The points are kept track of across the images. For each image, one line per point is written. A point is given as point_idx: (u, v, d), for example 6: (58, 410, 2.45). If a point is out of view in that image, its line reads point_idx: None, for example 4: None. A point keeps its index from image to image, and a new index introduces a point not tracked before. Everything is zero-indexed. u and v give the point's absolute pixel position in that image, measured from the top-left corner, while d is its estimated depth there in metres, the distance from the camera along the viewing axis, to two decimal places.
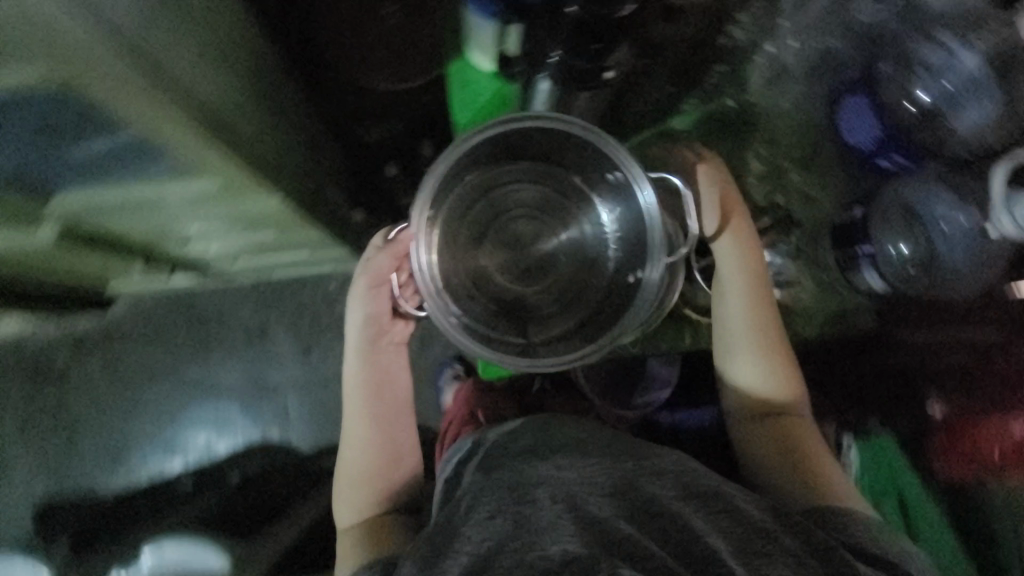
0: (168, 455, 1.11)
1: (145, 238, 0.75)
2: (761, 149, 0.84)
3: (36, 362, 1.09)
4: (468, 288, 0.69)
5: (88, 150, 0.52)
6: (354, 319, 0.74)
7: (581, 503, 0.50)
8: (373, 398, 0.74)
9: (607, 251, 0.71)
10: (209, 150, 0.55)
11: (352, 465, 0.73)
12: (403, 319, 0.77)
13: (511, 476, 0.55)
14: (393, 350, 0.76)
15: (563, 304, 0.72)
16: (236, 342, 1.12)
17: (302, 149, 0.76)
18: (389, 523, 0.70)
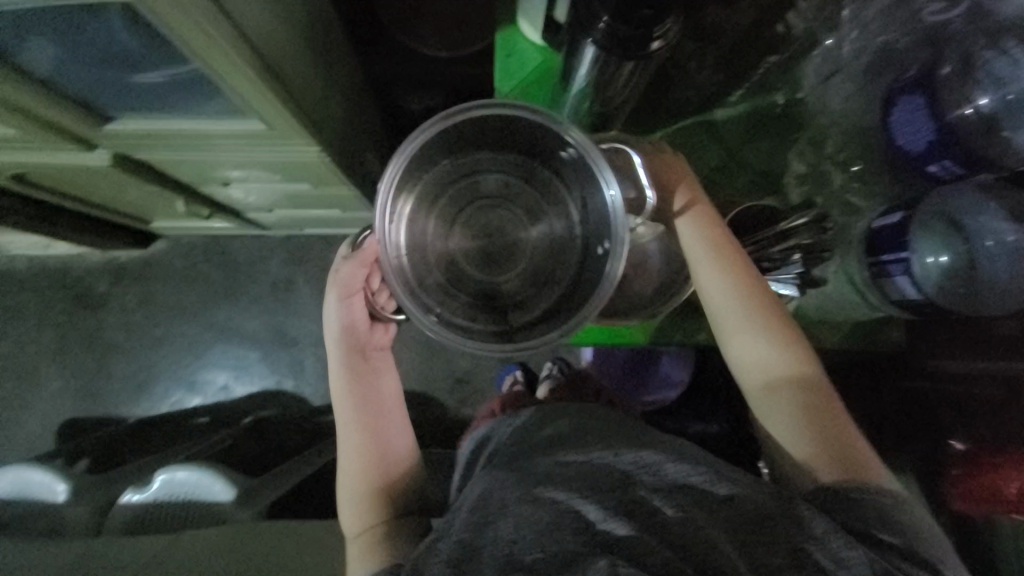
0: (188, 392, 1.15)
1: (197, 174, 0.79)
2: (843, 121, 0.60)
3: (78, 286, 1.16)
4: (421, 288, 0.55)
5: (151, 76, 0.56)
6: (331, 331, 0.63)
7: (580, 501, 0.45)
8: (358, 410, 0.62)
9: (572, 237, 0.57)
10: (266, 94, 0.57)
11: (348, 479, 0.60)
12: (382, 325, 0.66)
13: (506, 478, 0.50)
14: (377, 359, 0.65)
15: (533, 290, 0.59)
16: (258, 288, 1.16)
17: (343, 102, 0.77)
18: (392, 535, 0.57)
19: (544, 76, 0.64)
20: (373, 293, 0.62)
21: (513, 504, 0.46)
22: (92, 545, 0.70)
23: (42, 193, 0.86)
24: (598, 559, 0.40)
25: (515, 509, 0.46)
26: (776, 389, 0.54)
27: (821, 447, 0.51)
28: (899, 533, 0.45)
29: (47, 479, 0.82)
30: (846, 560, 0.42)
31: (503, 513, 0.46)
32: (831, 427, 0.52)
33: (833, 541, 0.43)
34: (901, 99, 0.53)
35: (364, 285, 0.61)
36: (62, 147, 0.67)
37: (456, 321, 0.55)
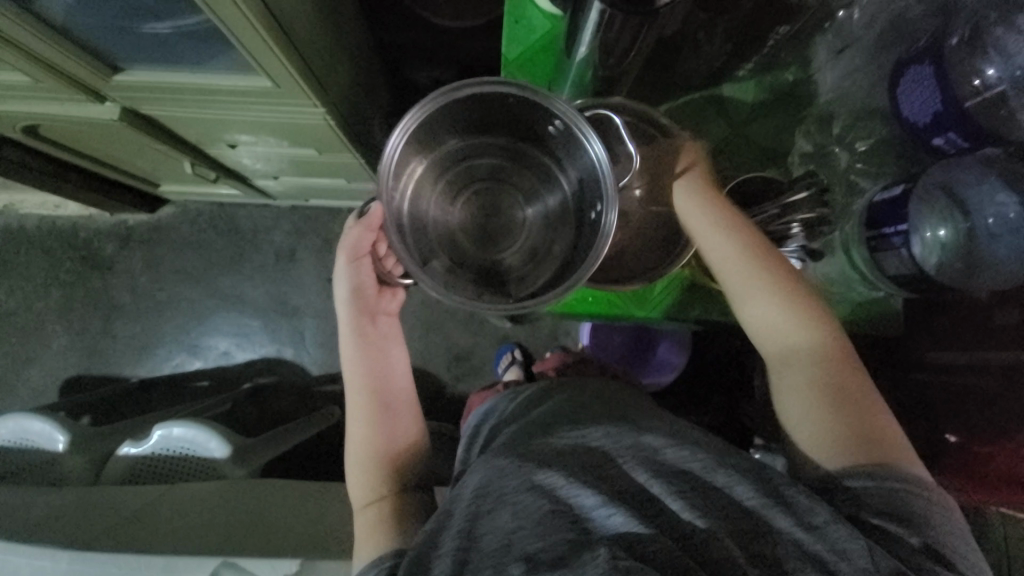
0: (190, 356, 1.17)
1: (201, 135, 0.80)
2: (848, 102, 0.60)
3: (86, 247, 1.17)
4: (424, 254, 0.56)
5: (161, 26, 0.57)
6: (340, 297, 0.62)
7: (570, 487, 0.44)
8: (367, 375, 0.61)
9: (569, 210, 0.59)
10: (281, 61, 0.58)
11: (355, 445, 0.59)
12: (391, 292, 0.65)
13: (502, 461, 0.47)
14: (384, 325, 0.64)
15: (536, 262, 0.61)
16: (261, 257, 1.17)
17: (350, 67, 0.77)
18: (401, 509, 0.55)
19: (545, 47, 0.64)
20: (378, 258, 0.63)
21: (514, 492, 0.44)
22: (92, 494, 0.71)
23: (55, 149, 0.87)
24: (598, 549, 0.38)
25: (518, 498, 0.44)
26: (795, 379, 0.52)
27: (842, 438, 0.48)
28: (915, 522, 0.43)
29: (46, 429, 0.81)
30: (846, 551, 0.40)
31: (503, 500, 0.44)
32: (854, 417, 0.49)
33: (834, 532, 0.41)
34: (910, 69, 0.52)
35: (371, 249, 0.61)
36: (73, 98, 0.67)
37: (456, 285, 0.56)
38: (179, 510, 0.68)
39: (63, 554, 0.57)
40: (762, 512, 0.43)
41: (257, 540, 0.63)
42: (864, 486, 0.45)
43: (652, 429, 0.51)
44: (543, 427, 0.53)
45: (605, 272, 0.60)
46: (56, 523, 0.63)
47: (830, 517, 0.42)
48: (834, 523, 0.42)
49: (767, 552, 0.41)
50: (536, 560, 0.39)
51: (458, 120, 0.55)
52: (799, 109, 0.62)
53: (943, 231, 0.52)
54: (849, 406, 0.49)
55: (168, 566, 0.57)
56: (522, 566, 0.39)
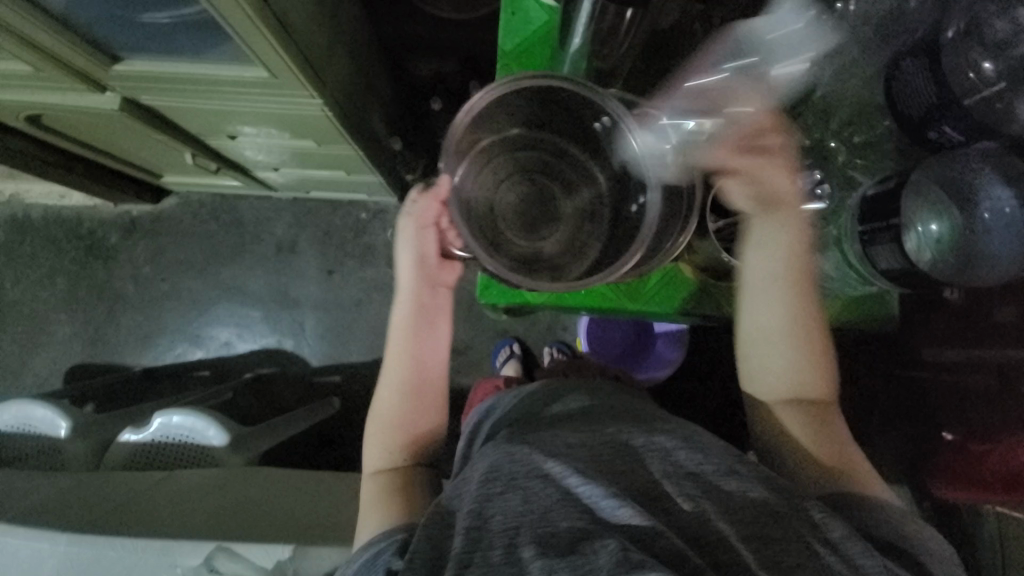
0: (191, 346, 1.18)
1: (204, 125, 0.80)
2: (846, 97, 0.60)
3: (90, 237, 1.19)
4: (472, 232, 0.53)
5: (160, 16, 0.58)
6: (403, 262, 0.61)
7: (576, 478, 0.44)
8: (412, 343, 0.60)
9: (604, 203, 0.59)
10: (282, 53, 0.58)
11: (384, 409, 0.60)
12: (451, 265, 0.62)
13: (515, 448, 0.47)
14: (441, 300, 0.62)
15: (572, 252, 0.58)
16: (262, 249, 1.18)
17: (348, 59, 0.77)
18: (413, 484, 0.56)
19: (543, 38, 0.64)
20: (441, 231, 0.60)
21: (524, 478, 0.45)
22: (93, 479, 0.72)
23: (57, 139, 0.88)
24: (608, 541, 0.38)
25: (528, 484, 0.44)
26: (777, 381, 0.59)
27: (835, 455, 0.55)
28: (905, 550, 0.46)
29: (48, 415, 0.82)
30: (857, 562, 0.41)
31: (513, 485, 0.44)
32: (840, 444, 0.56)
33: (849, 547, 0.42)
34: (905, 61, 0.52)
35: (435, 221, 0.60)
36: (75, 88, 0.68)
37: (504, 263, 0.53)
38: (175, 496, 0.69)
39: (61, 536, 0.58)
40: (777, 515, 0.43)
41: (253, 526, 0.64)
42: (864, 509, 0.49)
43: (664, 430, 0.51)
44: (553, 419, 0.53)
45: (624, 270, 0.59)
46: (57, 507, 0.63)
47: (846, 532, 0.43)
48: (848, 539, 0.42)
49: (776, 560, 0.40)
50: (540, 551, 0.39)
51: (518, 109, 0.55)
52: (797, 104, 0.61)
53: (935, 226, 0.52)
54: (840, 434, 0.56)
55: (167, 549, 0.59)
56: (535, 550, 0.39)
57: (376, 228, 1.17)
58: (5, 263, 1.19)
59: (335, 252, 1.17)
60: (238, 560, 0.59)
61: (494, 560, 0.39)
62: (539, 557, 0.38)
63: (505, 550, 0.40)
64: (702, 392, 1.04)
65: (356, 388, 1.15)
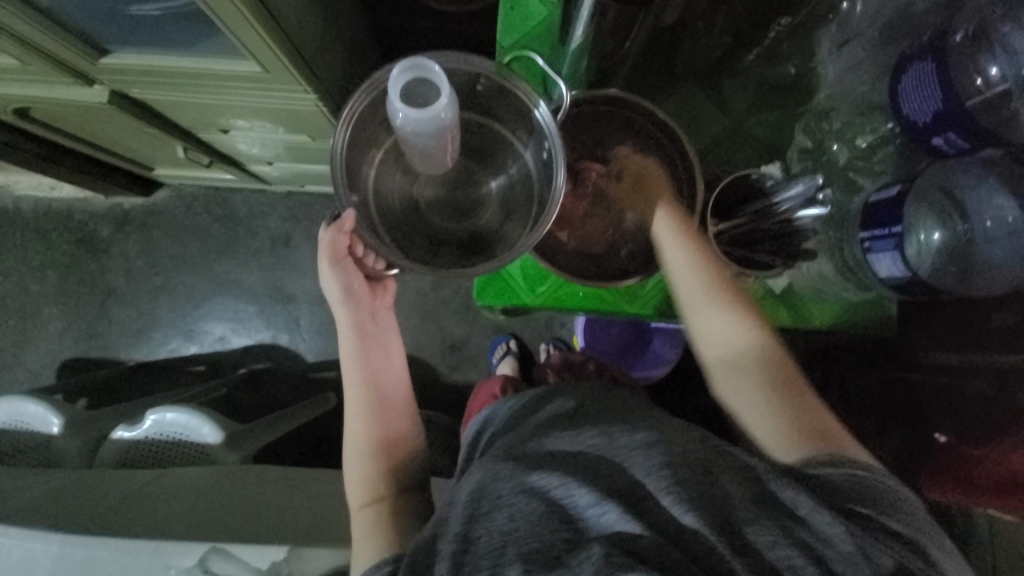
0: (185, 341, 1.17)
1: (186, 119, 0.78)
2: (850, 99, 0.59)
3: (82, 230, 1.17)
4: (401, 242, 0.56)
5: (147, 8, 0.56)
6: (332, 299, 0.59)
7: (556, 487, 0.42)
8: (364, 368, 0.59)
9: (529, 176, 0.58)
10: (275, 49, 0.57)
11: (356, 440, 0.57)
12: (382, 287, 0.62)
13: (500, 464, 0.45)
14: (384, 322, 0.62)
15: (521, 221, 0.58)
16: (257, 243, 1.16)
17: (342, 49, 0.75)
18: (398, 512, 0.53)
19: (543, 32, 0.62)
20: (358, 259, 0.59)
21: (509, 495, 0.42)
22: (87, 477, 0.71)
23: (46, 130, 0.86)
24: (593, 549, 0.37)
25: (512, 499, 0.42)
26: (736, 371, 0.50)
27: (796, 427, 0.47)
28: (901, 519, 0.41)
29: (40, 411, 0.81)
30: (834, 542, 0.38)
31: (498, 503, 0.42)
32: (803, 407, 0.48)
33: (816, 518, 0.39)
34: (911, 67, 0.51)
35: (349, 250, 0.58)
36: (59, 80, 0.66)
37: (446, 254, 0.58)
38: (169, 496, 0.68)
39: (53, 535, 0.59)
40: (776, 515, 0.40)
41: (249, 526, 0.63)
42: (821, 471, 0.43)
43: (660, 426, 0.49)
44: (541, 425, 0.50)
45: (589, 264, 0.60)
46: (47, 508, 0.63)
47: (820, 510, 0.40)
48: (826, 519, 0.39)
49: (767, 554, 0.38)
50: (531, 561, 0.37)
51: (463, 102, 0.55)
52: (795, 108, 0.61)
53: (937, 235, 0.51)
54: (794, 394, 0.49)
55: (157, 550, 0.59)
56: (519, 566, 0.37)
57: None
58: None
59: None
60: (233, 560, 0.59)
61: None
62: None
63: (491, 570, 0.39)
64: (700, 392, 1.04)
65: None
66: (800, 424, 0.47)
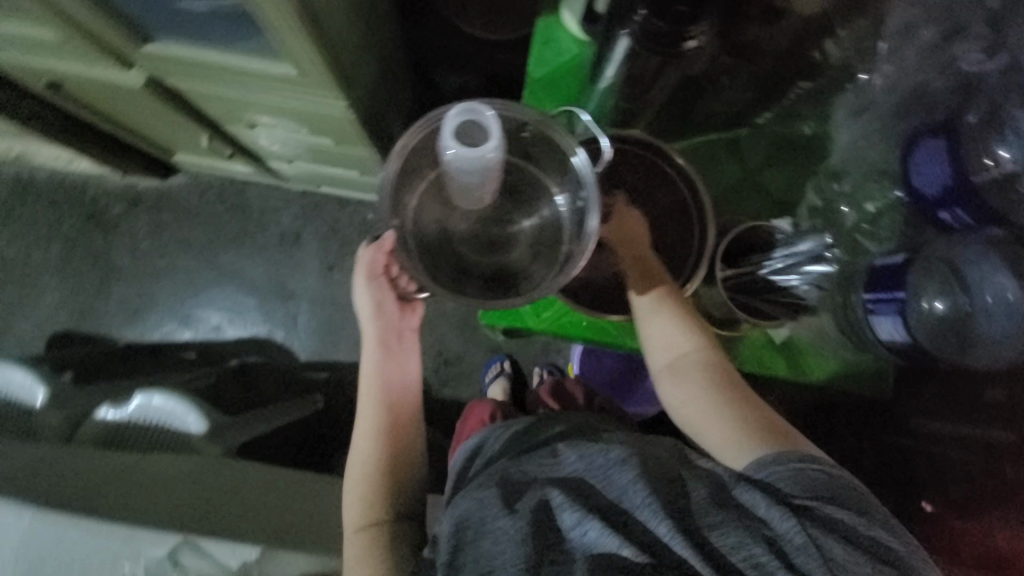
0: (180, 326, 1.16)
1: (215, 110, 0.80)
2: (863, 164, 0.61)
3: (94, 205, 1.18)
4: (433, 267, 0.55)
5: (196, 4, 0.57)
6: (363, 315, 0.61)
7: (540, 508, 0.42)
8: (379, 388, 0.60)
9: (559, 224, 0.56)
10: (315, 56, 0.59)
11: (361, 458, 0.57)
12: (411, 308, 0.63)
13: (485, 491, 0.45)
14: (407, 343, 0.63)
15: (551, 262, 0.56)
16: (266, 237, 1.17)
17: (375, 61, 0.77)
18: (394, 539, 0.54)
19: (572, 69, 0.65)
20: (392, 279, 0.61)
21: (494, 520, 0.42)
22: (66, 454, 0.70)
23: (75, 107, 0.88)
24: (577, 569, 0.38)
25: (496, 525, 0.42)
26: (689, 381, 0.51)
27: (747, 431, 0.48)
28: (849, 505, 0.41)
29: (26, 381, 0.82)
30: (790, 542, 0.38)
31: (483, 530, 0.42)
32: (755, 410, 0.49)
33: (773, 517, 0.40)
34: (924, 142, 0.53)
35: (386, 270, 0.60)
36: (99, 61, 0.68)
37: (470, 287, 0.55)
38: (146, 482, 0.67)
39: (26, 511, 0.57)
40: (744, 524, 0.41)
41: (225, 517, 0.63)
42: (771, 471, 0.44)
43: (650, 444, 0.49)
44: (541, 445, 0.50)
45: (596, 297, 0.61)
46: (21, 481, 0.62)
47: (779, 507, 0.40)
48: (783, 516, 0.39)
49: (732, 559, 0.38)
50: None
51: None
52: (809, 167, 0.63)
53: (941, 303, 0.52)
54: (746, 400, 0.50)
55: (130, 539, 0.58)
56: None
57: None
58: (4, 221, 1.18)
59: (338, 248, 1.16)
60: (203, 555, 0.59)
61: None
62: None
63: None
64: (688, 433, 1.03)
65: (345, 386, 1.14)
66: (750, 427, 0.48)
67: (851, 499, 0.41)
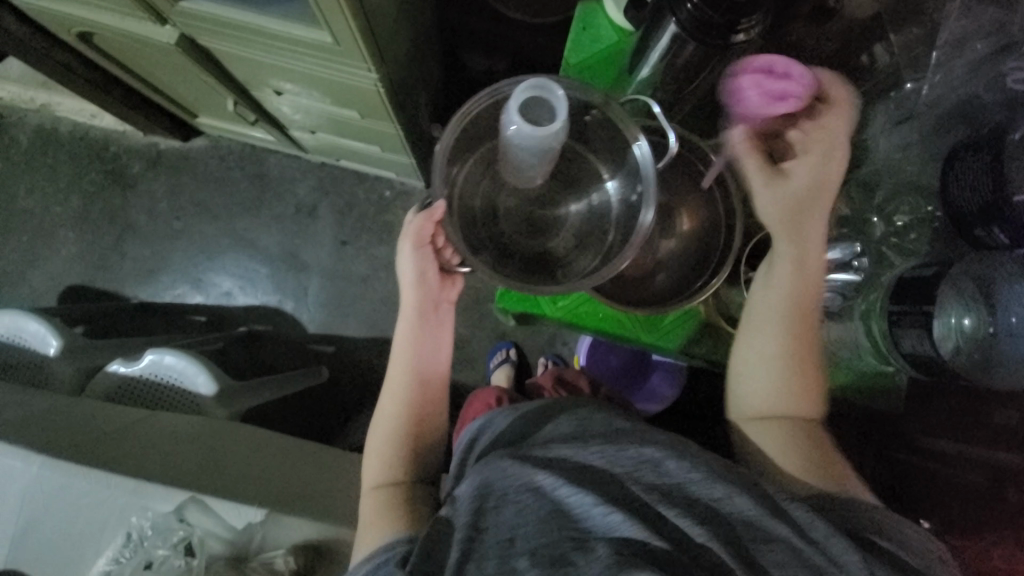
0: (192, 290, 1.17)
1: (245, 74, 0.80)
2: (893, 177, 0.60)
3: (113, 163, 1.18)
4: (477, 243, 0.55)
5: None
6: (403, 281, 0.59)
7: (563, 486, 0.43)
8: (413, 351, 0.59)
9: (606, 211, 0.58)
10: (352, 25, 0.58)
11: (387, 418, 0.58)
12: (451, 281, 0.61)
13: (508, 462, 0.45)
14: (443, 316, 0.61)
15: (595, 249, 0.57)
16: (282, 206, 1.17)
17: (409, 35, 0.76)
18: (412, 496, 0.54)
19: (608, 58, 0.64)
20: (438, 250, 0.59)
21: (515, 492, 0.43)
22: (79, 405, 0.71)
23: (103, 59, 0.88)
24: (600, 546, 0.38)
25: (518, 497, 0.43)
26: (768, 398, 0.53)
27: (806, 461, 0.50)
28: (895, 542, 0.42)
29: (41, 332, 0.81)
30: (840, 561, 0.40)
31: (505, 500, 0.43)
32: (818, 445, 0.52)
33: (832, 544, 0.41)
34: (967, 154, 0.53)
35: (431, 240, 0.58)
36: (134, 14, 0.67)
37: (511, 262, 0.56)
38: (157, 437, 0.67)
39: (35, 456, 0.59)
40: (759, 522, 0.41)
41: (231, 479, 0.63)
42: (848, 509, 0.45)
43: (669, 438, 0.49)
44: (552, 441, 0.49)
45: (624, 288, 0.60)
46: (35, 428, 0.63)
47: (831, 530, 0.41)
48: (835, 538, 0.41)
49: (759, 562, 0.39)
50: (539, 555, 0.39)
51: None
52: None
53: (967, 320, 0.52)
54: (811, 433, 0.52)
55: (138, 489, 0.59)
56: (529, 559, 0.38)
57: (398, 209, 1.17)
58: (23, 172, 1.18)
59: (354, 223, 1.17)
60: (210, 514, 0.59)
61: (488, 569, 0.39)
62: (531, 570, 0.38)
63: (500, 559, 0.39)
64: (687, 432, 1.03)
65: (351, 361, 1.15)
66: (811, 458, 0.50)
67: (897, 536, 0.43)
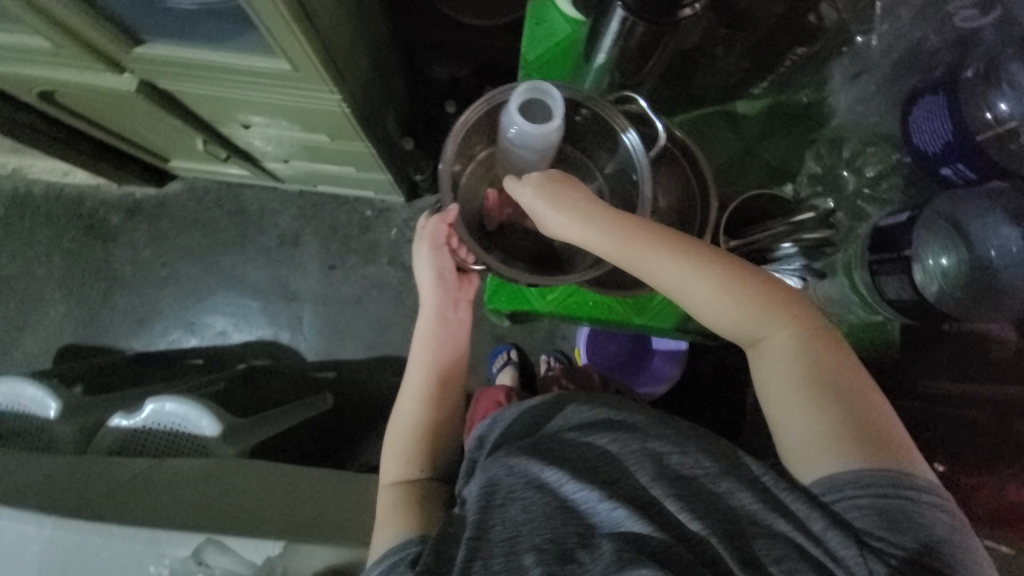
0: (186, 333, 1.16)
1: (209, 111, 0.80)
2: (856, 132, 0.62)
3: (91, 218, 1.17)
4: (486, 244, 0.62)
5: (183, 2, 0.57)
6: (422, 282, 0.60)
7: (568, 482, 0.43)
8: (434, 347, 0.60)
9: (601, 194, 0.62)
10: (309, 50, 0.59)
11: (406, 418, 0.58)
12: (468, 279, 0.63)
13: (516, 461, 0.45)
14: (462, 316, 0.62)
15: None
16: (266, 238, 1.17)
17: (368, 52, 0.76)
18: (429, 492, 0.53)
19: (564, 50, 0.65)
20: (453, 249, 0.61)
21: (522, 490, 0.44)
22: (84, 462, 0.71)
23: (66, 116, 0.88)
24: (604, 544, 0.39)
25: (525, 494, 0.43)
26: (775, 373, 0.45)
27: (829, 443, 0.42)
28: (910, 533, 0.38)
29: (38, 395, 0.81)
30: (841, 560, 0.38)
31: (513, 497, 0.43)
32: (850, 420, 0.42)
33: (831, 538, 0.39)
34: (923, 99, 0.55)
35: (447, 241, 0.60)
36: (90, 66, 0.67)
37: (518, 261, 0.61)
38: (165, 484, 0.67)
39: (46, 519, 0.58)
40: (756, 518, 0.41)
41: (242, 516, 0.62)
42: (850, 498, 0.40)
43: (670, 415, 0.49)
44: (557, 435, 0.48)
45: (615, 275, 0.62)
46: (41, 490, 0.62)
47: (826, 522, 0.40)
48: (833, 531, 0.39)
49: (756, 553, 0.39)
50: (547, 551, 0.39)
51: (491, 111, 0.57)
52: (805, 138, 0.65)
53: (945, 260, 0.51)
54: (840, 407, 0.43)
55: (152, 538, 0.58)
56: (535, 556, 0.39)
57: (381, 226, 1.17)
58: (3, 238, 1.17)
59: (339, 246, 1.17)
60: (225, 550, 0.59)
61: (496, 568, 0.39)
62: (539, 565, 0.38)
63: (507, 557, 0.39)
64: (696, 411, 1.04)
65: (353, 383, 1.14)
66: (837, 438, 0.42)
67: (913, 525, 0.38)
